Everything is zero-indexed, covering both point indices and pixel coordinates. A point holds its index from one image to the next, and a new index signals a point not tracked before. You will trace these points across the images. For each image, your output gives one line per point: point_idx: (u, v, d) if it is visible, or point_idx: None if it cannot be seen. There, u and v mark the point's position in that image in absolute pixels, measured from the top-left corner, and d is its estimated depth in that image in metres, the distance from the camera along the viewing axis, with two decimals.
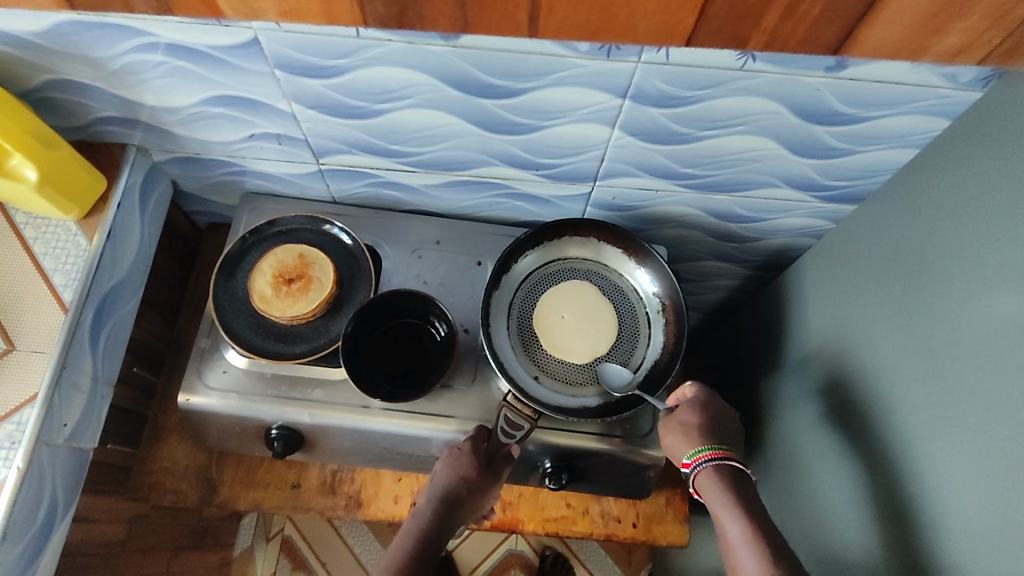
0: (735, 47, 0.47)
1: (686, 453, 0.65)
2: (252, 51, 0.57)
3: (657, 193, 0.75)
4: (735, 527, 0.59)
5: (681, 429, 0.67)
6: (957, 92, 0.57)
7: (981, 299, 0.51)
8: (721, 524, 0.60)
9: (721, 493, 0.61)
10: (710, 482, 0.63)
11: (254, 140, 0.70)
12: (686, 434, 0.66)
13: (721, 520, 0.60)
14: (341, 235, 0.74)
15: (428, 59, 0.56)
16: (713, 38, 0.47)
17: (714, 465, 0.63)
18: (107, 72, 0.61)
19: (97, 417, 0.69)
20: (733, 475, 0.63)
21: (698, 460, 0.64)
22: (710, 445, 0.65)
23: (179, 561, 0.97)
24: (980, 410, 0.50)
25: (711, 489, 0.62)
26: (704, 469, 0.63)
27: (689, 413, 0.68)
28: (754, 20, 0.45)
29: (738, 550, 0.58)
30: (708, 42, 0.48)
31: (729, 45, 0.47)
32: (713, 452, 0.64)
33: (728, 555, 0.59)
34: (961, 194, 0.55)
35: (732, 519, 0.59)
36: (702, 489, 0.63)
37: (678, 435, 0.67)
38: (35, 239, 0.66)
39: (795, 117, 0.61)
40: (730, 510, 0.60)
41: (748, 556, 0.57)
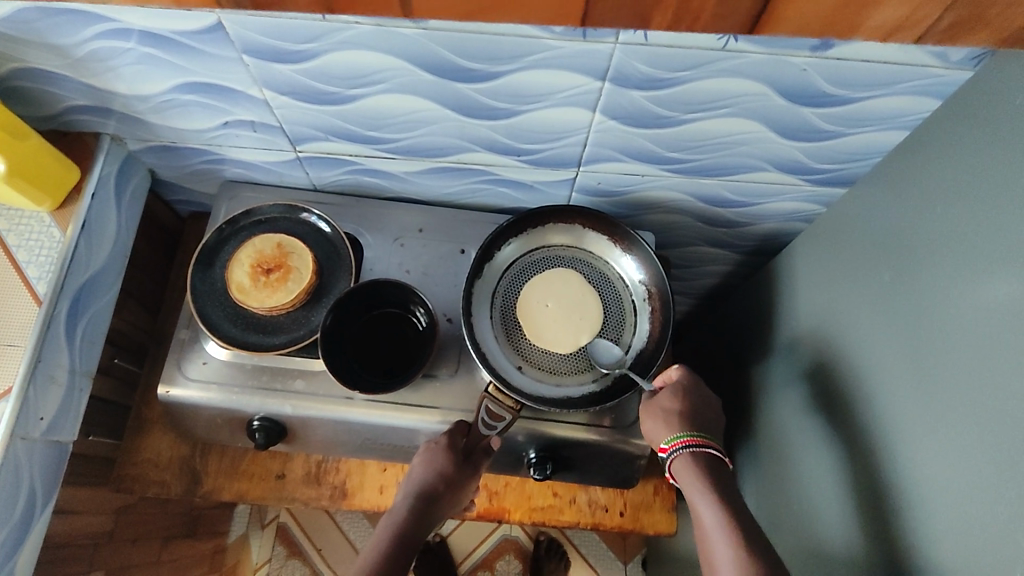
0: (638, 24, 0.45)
1: (664, 438, 0.65)
2: (218, 36, 0.55)
3: (642, 178, 0.74)
4: (711, 513, 0.59)
5: (661, 415, 0.66)
6: (949, 72, 0.55)
7: (968, 286, 0.50)
8: (698, 510, 0.60)
9: (697, 479, 0.61)
10: (687, 469, 0.62)
11: (229, 127, 0.69)
12: (666, 419, 0.66)
13: (697, 507, 0.60)
14: (320, 223, 0.73)
15: (397, 43, 0.54)
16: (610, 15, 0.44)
17: (691, 452, 0.63)
18: (73, 60, 0.60)
19: (76, 410, 0.68)
20: (710, 462, 0.63)
21: (675, 446, 0.63)
22: (689, 432, 0.64)
23: (170, 550, 0.97)
24: (964, 401, 0.49)
25: (687, 476, 0.62)
26: (681, 455, 0.63)
27: (671, 398, 0.67)
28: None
29: (712, 536, 0.58)
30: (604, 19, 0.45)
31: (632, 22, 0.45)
32: (690, 438, 0.63)
33: (702, 542, 0.59)
34: (950, 177, 0.53)
35: (707, 505, 0.59)
36: (679, 475, 0.63)
37: (657, 420, 0.66)
38: (9, 231, 0.66)
39: (781, 99, 0.59)
40: (705, 496, 0.60)
41: (722, 544, 0.57)
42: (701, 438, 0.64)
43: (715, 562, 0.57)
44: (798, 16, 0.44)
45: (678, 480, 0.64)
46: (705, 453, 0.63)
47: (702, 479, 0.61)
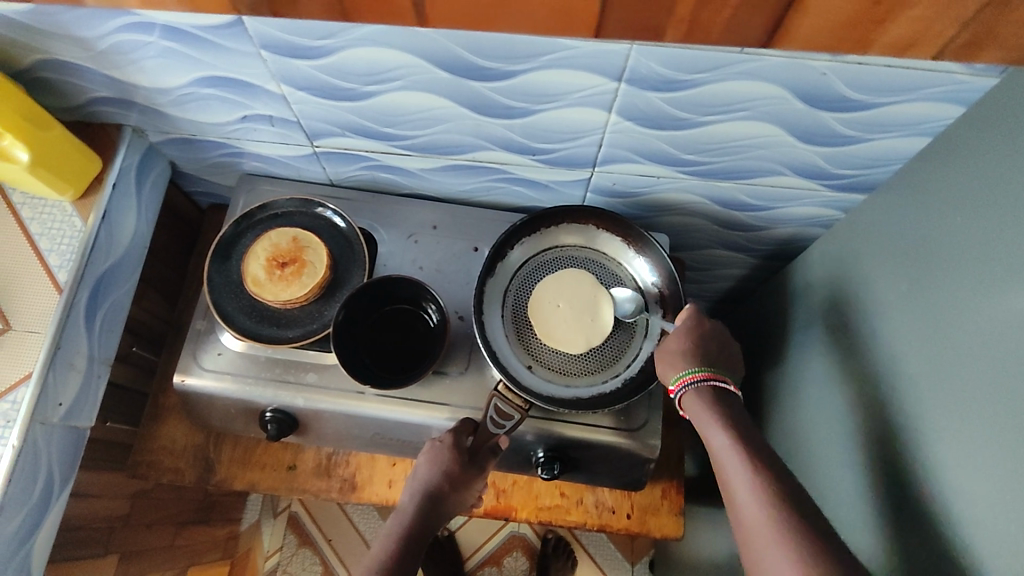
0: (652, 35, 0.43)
1: (670, 378, 0.64)
2: (236, 31, 0.56)
3: (657, 180, 0.73)
4: (719, 435, 0.58)
5: (666, 357, 0.65)
6: (973, 78, 0.53)
7: (988, 298, 0.49)
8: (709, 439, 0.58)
9: (708, 412, 0.60)
10: (696, 404, 0.61)
11: (247, 122, 0.70)
12: (671, 359, 0.64)
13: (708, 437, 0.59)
14: (335, 218, 0.74)
15: (413, 40, 0.54)
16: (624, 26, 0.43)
17: (695, 387, 0.61)
18: (96, 52, 0.61)
19: (93, 397, 0.70)
20: (719, 395, 0.61)
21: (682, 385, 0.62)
22: (693, 368, 0.62)
23: (184, 535, 0.99)
24: (979, 416, 0.48)
25: (698, 410, 0.61)
26: (688, 392, 0.62)
27: (677, 340, 0.65)
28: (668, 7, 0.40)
29: (726, 463, 0.56)
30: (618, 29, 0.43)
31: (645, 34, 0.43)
32: (691, 375, 0.62)
33: (719, 473, 0.57)
34: (974, 185, 0.52)
35: (719, 433, 0.58)
36: (691, 413, 0.62)
37: (664, 362, 0.65)
38: (32, 219, 0.67)
39: (800, 102, 0.58)
40: (716, 426, 0.58)
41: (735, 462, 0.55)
42: (705, 372, 0.62)
43: (732, 488, 0.54)
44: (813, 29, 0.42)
45: (691, 416, 0.62)
46: (712, 387, 0.61)
47: (711, 411, 0.60)
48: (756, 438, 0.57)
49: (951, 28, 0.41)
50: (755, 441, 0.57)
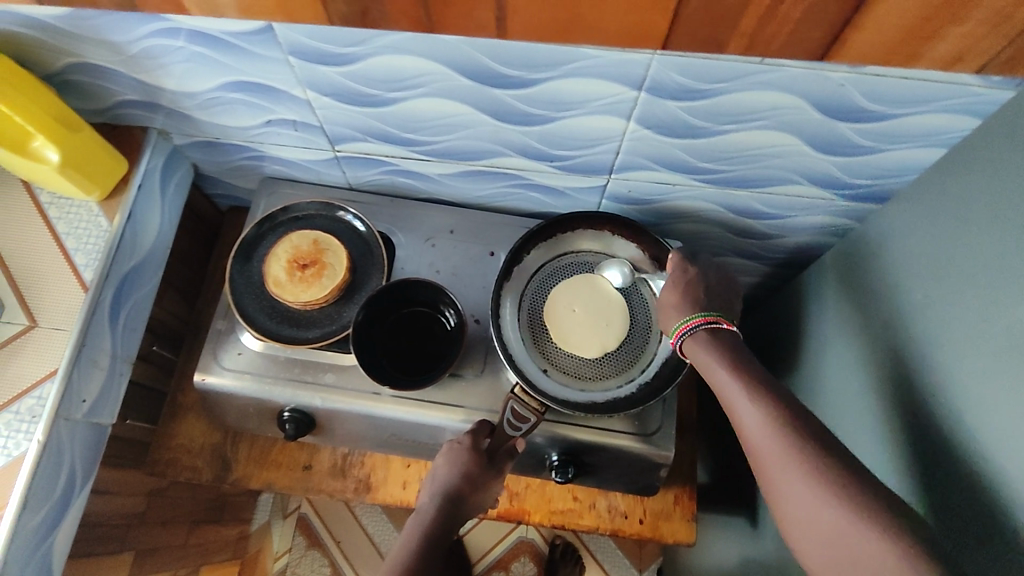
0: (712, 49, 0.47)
1: (672, 329, 0.63)
2: (266, 37, 0.57)
3: (673, 188, 0.74)
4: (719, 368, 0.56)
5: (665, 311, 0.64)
6: (989, 91, 0.54)
7: (1005, 308, 0.49)
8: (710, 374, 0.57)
9: (710, 355, 0.58)
10: (697, 350, 0.60)
11: (271, 126, 0.71)
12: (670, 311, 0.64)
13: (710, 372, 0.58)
14: (355, 221, 0.75)
15: (439, 48, 0.56)
16: (687, 40, 0.47)
17: (692, 334, 0.60)
18: (126, 56, 0.62)
19: (116, 394, 0.71)
20: (719, 337, 0.60)
21: (682, 332, 0.61)
22: (691, 314, 0.62)
23: (196, 534, 1.00)
24: (996, 426, 0.48)
25: (699, 356, 0.59)
26: (687, 339, 0.61)
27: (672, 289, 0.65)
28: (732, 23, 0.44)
29: (734, 402, 0.54)
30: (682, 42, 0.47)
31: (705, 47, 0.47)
32: (691, 321, 0.61)
33: (729, 414, 0.55)
34: (992, 196, 0.53)
35: (722, 372, 0.56)
36: (693, 358, 0.60)
37: (664, 315, 0.65)
38: (58, 218, 0.68)
39: (818, 113, 0.59)
40: (718, 367, 0.57)
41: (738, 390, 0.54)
42: (704, 317, 0.61)
43: (744, 427, 0.53)
44: (863, 47, 0.46)
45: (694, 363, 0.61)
46: (709, 330, 0.60)
47: (712, 354, 0.58)
48: (761, 372, 0.55)
49: (1000, 41, 0.45)
50: (761, 375, 0.55)
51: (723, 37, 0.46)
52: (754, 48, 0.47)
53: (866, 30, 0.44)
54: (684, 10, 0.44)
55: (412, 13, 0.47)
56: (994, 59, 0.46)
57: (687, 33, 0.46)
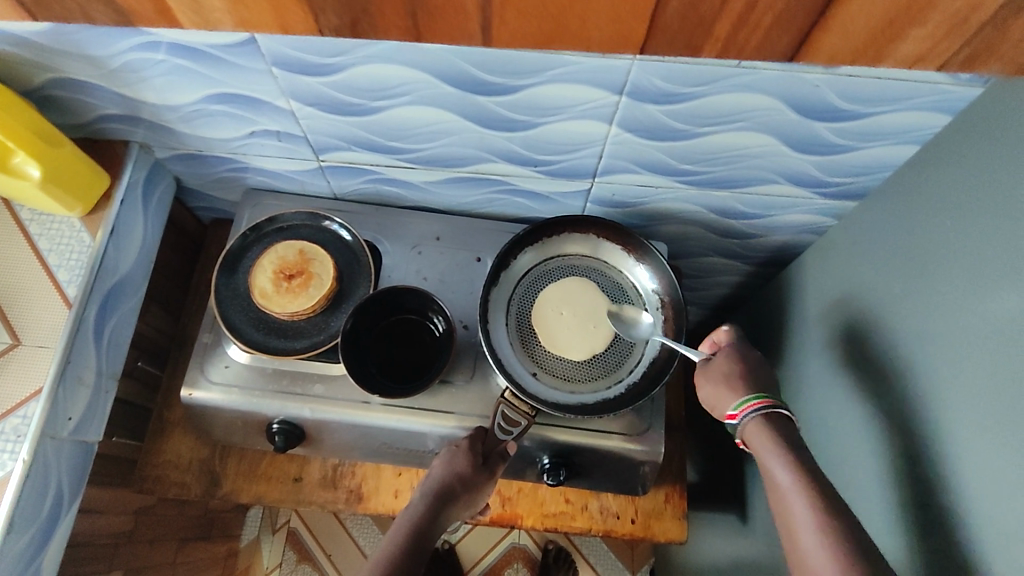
0: (690, 54, 0.48)
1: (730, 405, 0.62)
2: (249, 49, 0.57)
3: (656, 190, 0.75)
4: (784, 474, 0.55)
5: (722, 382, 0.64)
6: (959, 88, 0.56)
7: (983, 298, 0.51)
8: (771, 473, 0.56)
9: (772, 448, 0.57)
10: (759, 435, 0.59)
11: (255, 137, 0.71)
12: (728, 385, 0.63)
13: (772, 467, 0.56)
14: (341, 231, 0.75)
15: (423, 57, 0.56)
16: (668, 47, 0.47)
17: (763, 415, 0.59)
18: (108, 71, 0.62)
19: (101, 412, 0.70)
20: (785, 427, 0.59)
21: (744, 410, 0.60)
22: (755, 393, 0.61)
23: (185, 552, 0.98)
24: (979, 413, 0.49)
25: (759, 440, 0.59)
26: (754, 419, 0.59)
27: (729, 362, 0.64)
28: (708, 28, 0.45)
29: (790, 501, 0.54)
30: (662, 51, 0.48)
31: (684, 52, 0.48)
32: (757, 401, 0.60)
33: (779, 507, 0.55)
34: (965, 191, 0.55)
35: (782, 469, 0.55)
36: (750, 442, 0.60)
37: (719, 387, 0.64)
38: (40, 235, 0.68)
39: (795, 114, 0.60)
40: (780, 460, 0.56)
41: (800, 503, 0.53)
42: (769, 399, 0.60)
43: (796, 527, 0.52)
44: (833, 47, 0.47)
45: (751, 446, 0.60)
46: (779, 415, 0.59)
47: (775, 443, 0.57)
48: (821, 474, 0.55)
49: (956, 44, 0.46)
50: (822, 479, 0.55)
51: (701, 41, 0.46)
52: (729, 51, 0.47)
53: (832, 31, 0.45)
54: (661, 16, 0.45)
55: (402, 24, 0.48)
56: (954, 58, 0.47)
57: (666, 40, 0.47)
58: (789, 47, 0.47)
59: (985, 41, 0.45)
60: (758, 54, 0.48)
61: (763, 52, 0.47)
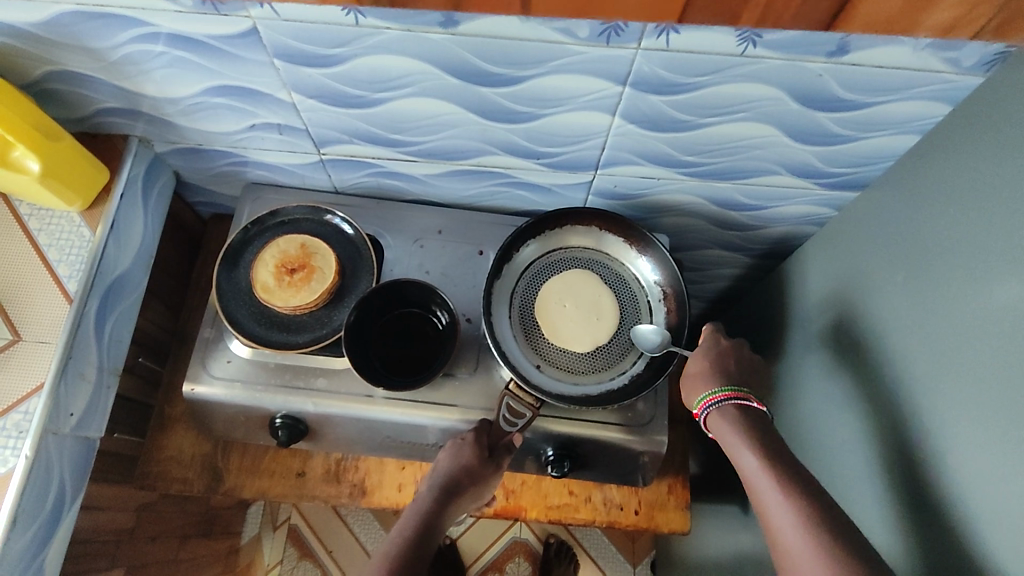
0: (725, 22, 0.48)
1: (694, 403, 0.66)
2: (251, 40, 0.57)
3: (658, 182, 0.75)
4: (747, 458, 0.58)
5: (689, 381, 0.67)
6: (961, 77, 0.56)
7: (986, 285, 0.51)
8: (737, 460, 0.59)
9: (734, 435, 0.61)
10: (721, 424, 0.62)
11: (256, 130, 0.71)
12: (693, 383, 0.67)
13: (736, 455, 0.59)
14: (343, 225, 0.75)
15: (426, 48, 0.56)
16: (703, 13, 0.47)
17: (718, 407, 0.63)
18: (107, 63, 0.61)
19: (103, 407, 0.70)
20: (746, 413, 0.62)
21: (704, 405, 0.64)
22: (714, 389, 0.64)
23: (186, 549, 0.98)
24: (983, 399, 0.50)
25: (722, 429, 0.62)
26: (712, 412, 0.63)
27: (696, 362, 0.67)
28: None
29: (756, 483, 0.57)
30: (697, 17, 0.48)
31: (719, 19, 0.48)
32: (713, 396, 0.64)
33: (750, 492, 0.58)
34: (967, 179, 0.55)
35: (745, 452, 0.58)
36: (716, 432, 0.63)
37: (687, 386, 0.67)
38: (39, 230, 0.67)
39: (797, 104, 0.61)
40: (742, 445, 0.59)
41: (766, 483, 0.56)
42: (725, 392, 0.63)
43: (766, 505, 0.55)
44: (868, 16, 0.47)
45: (719, 438, 0.63)
46: (736, 404, 0.63)
47: (735, 429, 0.61)
48: (784, 454, 0.58)
49: (986, 12, 0.46)
50: (785, 458, 0.57)
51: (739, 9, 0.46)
52: (765, 19, 0.47)
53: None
54: None
55: None
56: (986, 26, 0.48)
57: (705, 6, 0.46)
58: (825, 15, 0.47)
59: (1010, 16, 0.47)
60: (791, 23, 0.48)
61: (799, 20, 0.47)
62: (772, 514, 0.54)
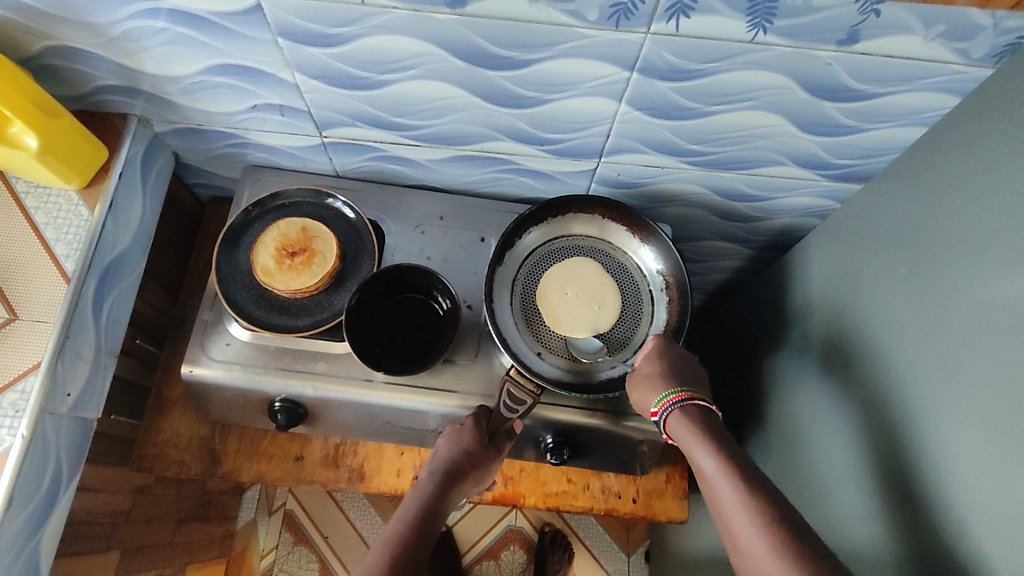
0: None
1: (652, 402, 0.64)
2: (254, 17, 0.56)
3: (661, 171, 0.75)
4: (705, 459, 0.57)
5: (643, 382, 0.66)
6: (970, 69, 0.56)
7: (989, 280, 0.51)
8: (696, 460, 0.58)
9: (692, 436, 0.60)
10: (681, 426, 0.62)
11: (257, 111, 0.70)
12: (648, 382, 0.65)
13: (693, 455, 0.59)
14: (344, 209, 0.74)
15: (433, 29, 0.55)
16: None
17: (680, 407, 0.62)
18: (107, 38, 0.60)
19: (101, 387, 0.69)
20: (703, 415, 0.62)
21: (665, 405, 0.63)
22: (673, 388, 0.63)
23: (181, 533, 0.98)
24: (982, 392, 0.50)
25: (682, 430, 0.61)
26: (673, 412, 0.62)
27: (649, 364, 0.66)
28: None
29: (715, 485, 0.56)
30: None
31: None
32: (676, 395, 0.63)
33: (709, 494, 0.57)
34: (973, 171, 0.55)
35: (703, 454, 0.58)
36: (674, 433, 0.62)
37: (640, 386, 0.66)
38: (36, 209, 0.66)
39: (805, 93, 0.60)
40: (702, 447, 0.58)
41: (724, 486, 0.55)
42: (684, 392, 0.63)
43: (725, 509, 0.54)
44: None
45: (677, 440, 0.62)
46: (697, 406, 0.62)
47: (694, 431, 0.60)
48: (738, 453, 0.58)
49: None
50: (739, 458, 0.57)
51: None
52: None
53: None
54: None
55: None
56: None
57: None
58: None
59: None
60: None
61: None
62: (732, 518, 0.53)
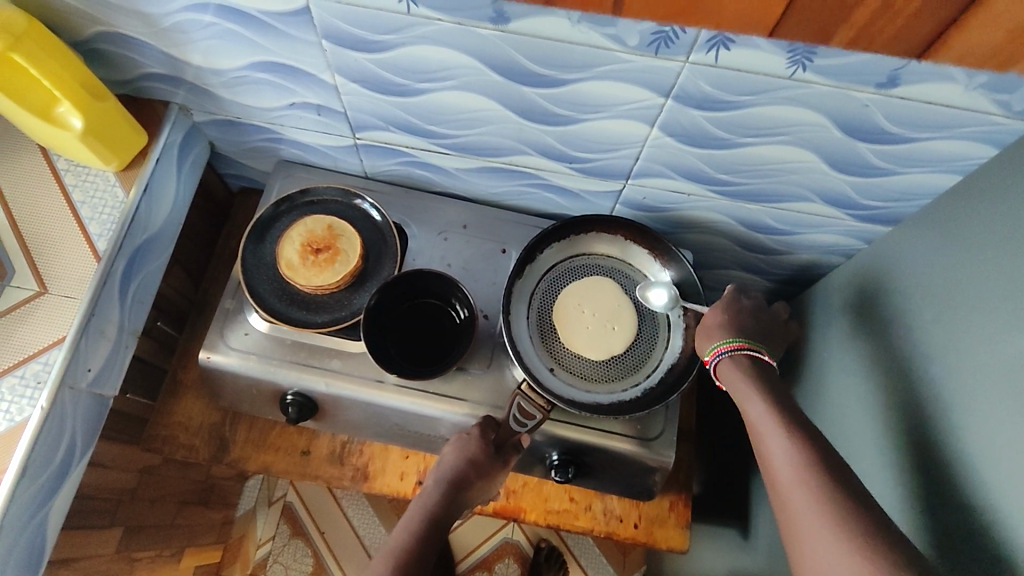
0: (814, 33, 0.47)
1: (705, 350, 0.65)
2: (303, 19, 0.57)
3: (687, 197, 0.75)
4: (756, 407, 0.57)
5: (704, 331, 0.66)
6: (1008, 121, 0.55)
7: (1012, 336, 0.50)
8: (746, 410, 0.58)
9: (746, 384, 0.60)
10: (732, 372, 0.62)
11: (295, 109, 0.71)
12: (709, 333, 0.66)
13: (745, 406, 0.59)
14: (371, 211, 0.75)
15: (473, 43, 0.56)
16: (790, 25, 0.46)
17: (730, 356, 0.62)
18: (158, 29, 0.62)
19: (120, 365, 0.70)
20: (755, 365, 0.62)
21: (716, 353, 0.63)
22: (724, 339, 0.64)
23: (182, 516, 0.99)
24: (997, 449, 0.49)
25: (733, 377, 0.62)
26: (723, 361, 0.63)
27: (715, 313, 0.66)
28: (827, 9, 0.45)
29: (762, 433, 0.56)
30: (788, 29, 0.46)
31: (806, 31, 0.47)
32: (726, 344, 0.63)
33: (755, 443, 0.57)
34: (1002, 223, 0.54)
35: (757, 406, 0.57)
36: (727, 381, 0.63)
37: (702, 336, 0.66)
38: (74, 186, 0.68)
39: (838, 132, 0.60)
40: (753, 396, 0.58)
41: (774, 438, 0.54)
42: (735, 343, 0.63)
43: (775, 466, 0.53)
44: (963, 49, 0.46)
45: (728, 387, 0.63)
46: (747, 355, 0.62)
47: (748, 380, 0.60)
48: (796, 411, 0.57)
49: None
50: (794, 412, 0.56)
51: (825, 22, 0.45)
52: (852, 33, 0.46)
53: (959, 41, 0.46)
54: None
55: None
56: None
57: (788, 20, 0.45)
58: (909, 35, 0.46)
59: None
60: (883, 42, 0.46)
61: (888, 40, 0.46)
62: (778, 473, 0.52)
